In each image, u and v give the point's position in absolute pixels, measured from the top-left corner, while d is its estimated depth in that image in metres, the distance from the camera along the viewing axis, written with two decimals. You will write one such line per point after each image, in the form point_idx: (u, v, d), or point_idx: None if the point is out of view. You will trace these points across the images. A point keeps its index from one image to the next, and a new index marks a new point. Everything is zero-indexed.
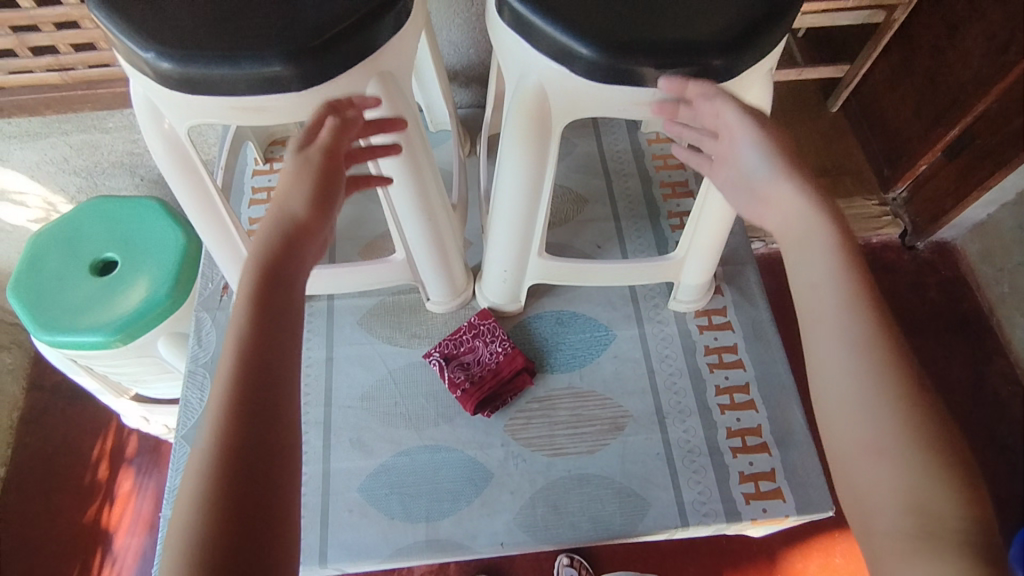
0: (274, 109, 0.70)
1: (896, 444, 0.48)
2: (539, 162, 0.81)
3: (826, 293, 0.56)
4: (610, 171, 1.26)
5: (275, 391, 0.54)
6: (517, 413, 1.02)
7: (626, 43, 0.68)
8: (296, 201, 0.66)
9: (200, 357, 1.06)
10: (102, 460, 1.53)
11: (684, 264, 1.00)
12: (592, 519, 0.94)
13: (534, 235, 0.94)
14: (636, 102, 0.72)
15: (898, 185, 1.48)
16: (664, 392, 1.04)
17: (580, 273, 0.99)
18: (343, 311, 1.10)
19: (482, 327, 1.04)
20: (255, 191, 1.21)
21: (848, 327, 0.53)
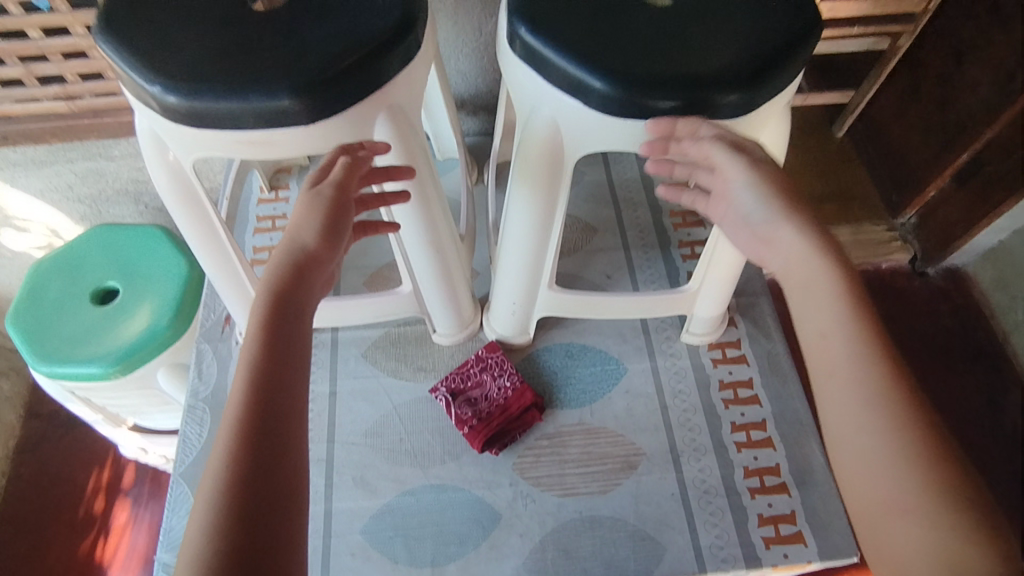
0: (282, 142, 0.68)
1: (914, 504, 0.50)
2: (551, 195, 0.79)
3: (834, 349, 0.57)
4: (620, 200, 1.24)
5: (284, 447, 0.51)
6: (525, 451, 0.98)
7: (641, 75, 0.66)
8: (308, 233, 0.63)
9: (201, 390, 1.03)
10: (97, 492, 1.49)
11: (697, 297, 0.98)
12: (605, 564, 0.90)
13: (544, 267, 0.91)
14: (652, 135, 0.70)
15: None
16: (678, 429, 1.01)
17: (591, 306, 0.97)
18: (347, 343, 1.07)
19: (489, 361, 1.01)
20: (259, 220, 1.20)
21: (856, 387, 0.54)
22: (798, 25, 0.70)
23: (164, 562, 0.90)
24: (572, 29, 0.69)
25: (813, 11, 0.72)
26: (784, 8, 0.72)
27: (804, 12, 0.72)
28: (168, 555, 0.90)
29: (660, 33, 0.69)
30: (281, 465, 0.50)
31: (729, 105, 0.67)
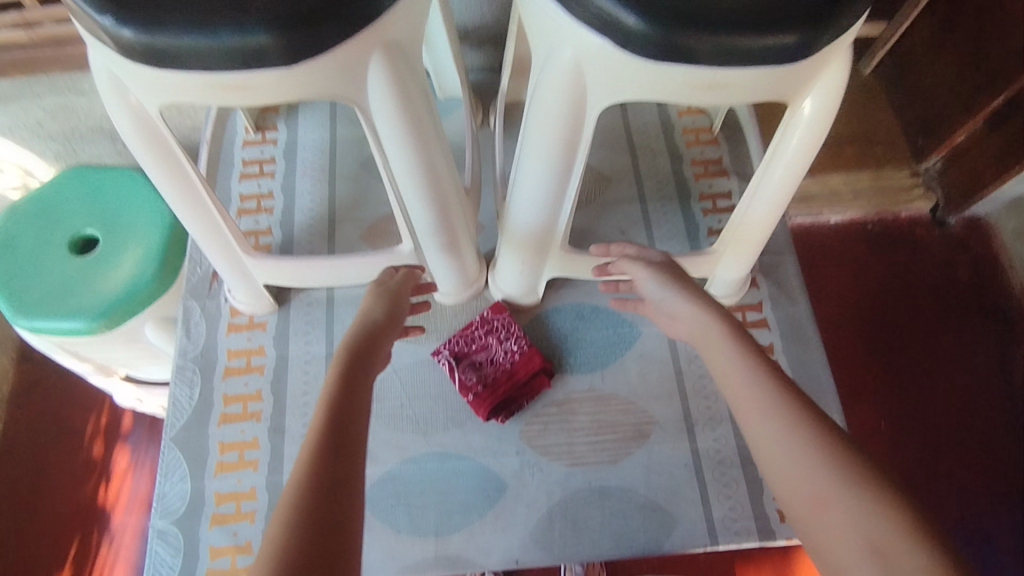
0: (260, 87, 0.58)
1: (838, 497, 0.53)
2: (570, 149, 0.70)
3: (742, 382, 0.63)
4: (637, 146, 1.14)
5: (345, 478, 0.56)
6: (533, 419, 0.94)
7: (684, 10, 0.56)
8: (378, 310, 0.74)
9: (190, 350, 0.97)
10: (95, 437, 1.40)
11: (721, 261, 0.90)
12: (614, 535, 0.88)
13: (558, 226, 0.83)
14: (692, 84, 0.60)
15: (933, 155, 1.32)
16: (693, 397, 0.96)
17: (606, 268, 0.89)
18: (343, 302, 1.00)
19: (494, 323, 0.94)
20: (246, 164, 1.10)
21: (769, 408, 0.60)
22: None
23: (159, 529, 0.87)
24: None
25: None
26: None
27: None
28: (163, 522, 0.87)
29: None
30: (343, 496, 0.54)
31: (785, 49, 0.57)
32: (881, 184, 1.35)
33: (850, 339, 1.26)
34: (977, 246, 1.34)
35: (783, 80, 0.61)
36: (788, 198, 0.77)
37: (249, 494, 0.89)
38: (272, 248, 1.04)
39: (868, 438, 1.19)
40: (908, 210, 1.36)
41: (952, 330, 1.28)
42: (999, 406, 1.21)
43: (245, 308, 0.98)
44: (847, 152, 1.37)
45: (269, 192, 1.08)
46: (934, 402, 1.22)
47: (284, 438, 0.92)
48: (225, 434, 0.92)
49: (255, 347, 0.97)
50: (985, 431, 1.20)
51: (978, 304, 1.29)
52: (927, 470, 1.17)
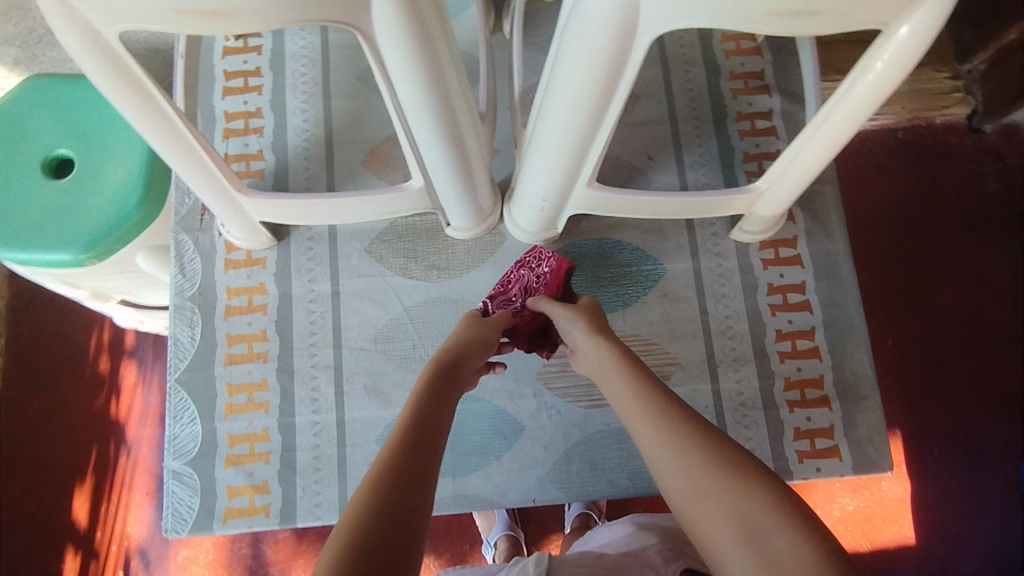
0: (242, 13, 0.48)
1: (712, 484, 0.53)
2: (609, 81, 0.59)
3: (630, 399, 0.63)
4: (669, 57, 1.01)
5: (428, 470, 0.55)
6: (551, 359, 0.90)
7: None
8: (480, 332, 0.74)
9: (186, 288, 0.91)
10: (101, 353, 1.32)
11: (761, 198, 0.82)
12: (631, 476, 0.88)
13: (586, 162, 0.74)
14: (774, 10, 0.51)
15: (978, 56, 1.29)
16: (717, 337, 0.92)
17: (634, 204, 0.82)
18: (347, 237, 0.93)
19: (530, 260, 0.84)
20: (229, 76, 0.97)
21: (649, 419, 0.60)
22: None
23: (174, 469, 0.86)
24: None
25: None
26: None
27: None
28: (177, 463, 0.87)
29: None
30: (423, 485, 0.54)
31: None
32: (920, 88, 1.31)
33: (872, 253, 1.28)
34: (1010, 156, 1.32)
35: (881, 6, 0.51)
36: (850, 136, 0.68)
37: (262, 435, 0.87)
38: (265, 174, 0.95)
39: (881, 357, 1.23)
40: (945, 116, 1.33)
41: (972, 245, 1.28)
42: (1010, 315, 1.25)
43: (241, 244, 0.91)
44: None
45: (257, 109, 0.97)
46: (947, 316, 1.25)
47: (293, 380, 0.89)
48: (231, 375, 0.89)
49: (256, 286, 0.91)
50: (994, 342, 1.24)
51: (1002, 217, 1.30)
52: (935, 378, 1.22)
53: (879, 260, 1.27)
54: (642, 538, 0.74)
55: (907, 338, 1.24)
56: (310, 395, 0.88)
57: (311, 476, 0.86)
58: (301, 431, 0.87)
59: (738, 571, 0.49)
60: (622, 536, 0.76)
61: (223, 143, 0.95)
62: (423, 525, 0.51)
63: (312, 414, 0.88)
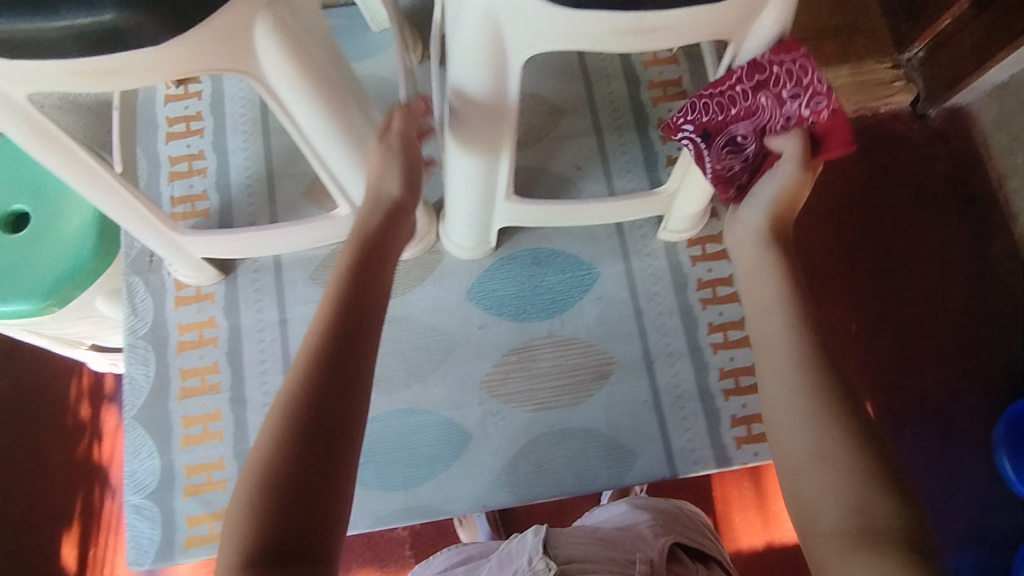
0: (132, 69, 0.51)
1: (841, 460, 0.45)
2: (494, 87, 0.62)
3: (772, 320, 0.52)
4: (590, 71, 1.06)
5: (348, 389, 0.49)
6: (494, 367, 0.94)
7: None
8: (390, 186, 0.66)
9: (139, 328, 0.95)
10: (83, 397, 1.33)
11: (675, 198, 0.88)
12: (576, 474, 0.91)
13: (499, 178, 0.79)
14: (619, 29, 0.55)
15: (915, 45, 1.24)
16: (652, 334, 0.96)
17: (553, 213, 0.86)
18: (292, 266, 0.97)
19: (767, 76, 0.60)
20: (171, 122, 1.02)
21: (789, 357, 0.49)
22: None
23: (135, 504, 0.89)
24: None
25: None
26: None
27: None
28: (138, 497, 0.90)
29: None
30: (344, 411, 0.48)
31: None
32: (862, 79, 1.25)
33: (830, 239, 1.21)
34: (958, 136, 1.25)
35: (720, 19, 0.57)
36: None
37: (218, 464, 0.90)
38: (210, 213, 0.98)
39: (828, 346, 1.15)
40: (888, 105, 1.27)
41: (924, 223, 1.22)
42: (972, 293, 1.18)
43: (189, 281, 0.95)
44: (828, 47, 1.26)
45: (199, 151, 1.01)
46: (901, 297, 1.18)
47: (246, 408, 0.92)
48: (186, 408, 0.92)
49: (205, 320, 0.95)
50: (959, 324, 1.16)
51: (958, 195, 1.23)
52: (895, 364, 1.15)
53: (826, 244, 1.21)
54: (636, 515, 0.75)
55: (868, 329, 1.17)
56: (263, 421, 0.91)
57: None
58: None
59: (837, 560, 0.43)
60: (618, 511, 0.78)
61: (168, 186, 0.99)
62: (349, 453, 0.47)
63: None
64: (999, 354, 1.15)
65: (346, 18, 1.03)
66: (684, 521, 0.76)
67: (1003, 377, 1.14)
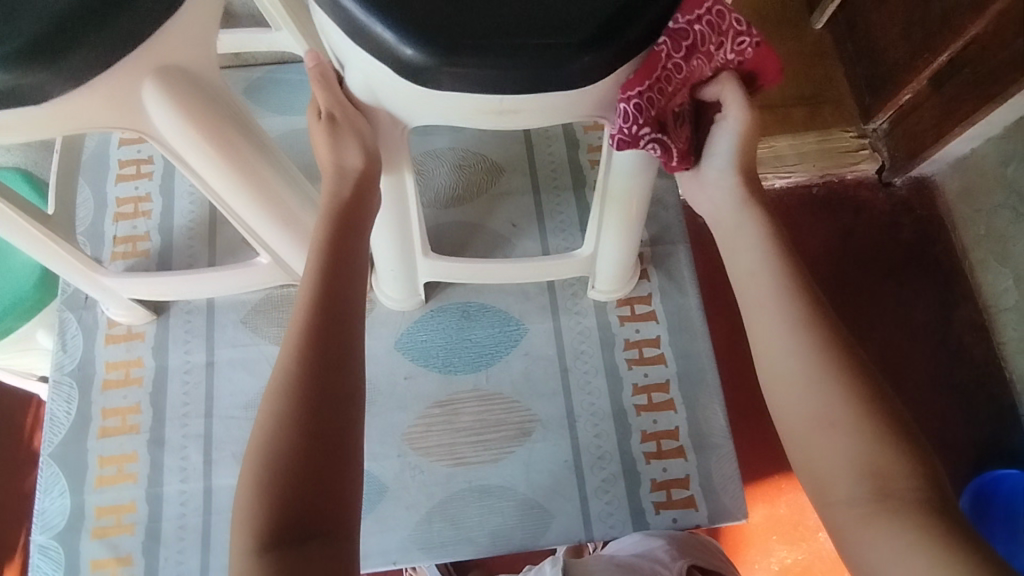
0: (20, 126, 0.55)
1: (839, 412, 0.51)
2: (383, 126, 0.64)
3: (761, 292, 0.57)
4: (532, 133, 1.10)
5: (343, 359, 0.55)
6: (416, 420, 0.94)
7: (470, 40, 0.53)
8: (352, 158, 0.64)
9: (67, 364, 0.96)
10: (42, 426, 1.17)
11: (595, 258, 0.91)
12: (491, 534, 0.90)
13: (413, 233, 0.82)
14: (486, 109, 0.58)
15: (879, 115, 1.15)
16: (576, 393, 0.96)
17: (475, 271, 0.89)
18: (224, 308, 0.98)
19: (693, 39, 0.56)
20: (122, 165, 1.05)
21: (780, 328, 0.55)
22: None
23: (41, 544, 0.88)
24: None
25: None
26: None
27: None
28: (44, 537, 0.88)
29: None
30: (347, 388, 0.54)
31: (586, 73, 0.55)
32: (827, 147, 1.17)
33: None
34: (921, 206, 1.15)
35: (588, 108, 0.60)
36: (639, 191, 0.76)
37: (129, 506, 0.89)
38: (149, 254, 1.00)
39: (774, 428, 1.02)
40: (854, 173, 1.17)
41: (888, 291, 1.11)
42: (934, 362, 1.07)
43: (122, 320, 0.96)
44: (793, 114, 1.19)
45: (146, 194, 1.04)
46: None
47: (163, 450, 0.91)
48: (104, 447, 0.92)
49: (133, 359, 0.95)
50: (914, 396, 1.05)
51: (920, 263, 1.13)
52: None
53: None
54: (650, 541, 0.79)
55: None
56: (179, 464, 0.91)
57: (174, 546, 0.87)
58: (168, 501, 0.89)
59: (850, 502, 0.49)
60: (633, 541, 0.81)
61: (113, 225, 1.02)
62: (353, 420, 0.53)
63: (179, 483, 0.90)
64: (963, 427, 1.03)
65: (299, 74, 1.08)
66: (703, 543, 0.81)
67: (963, 454, 1.02)
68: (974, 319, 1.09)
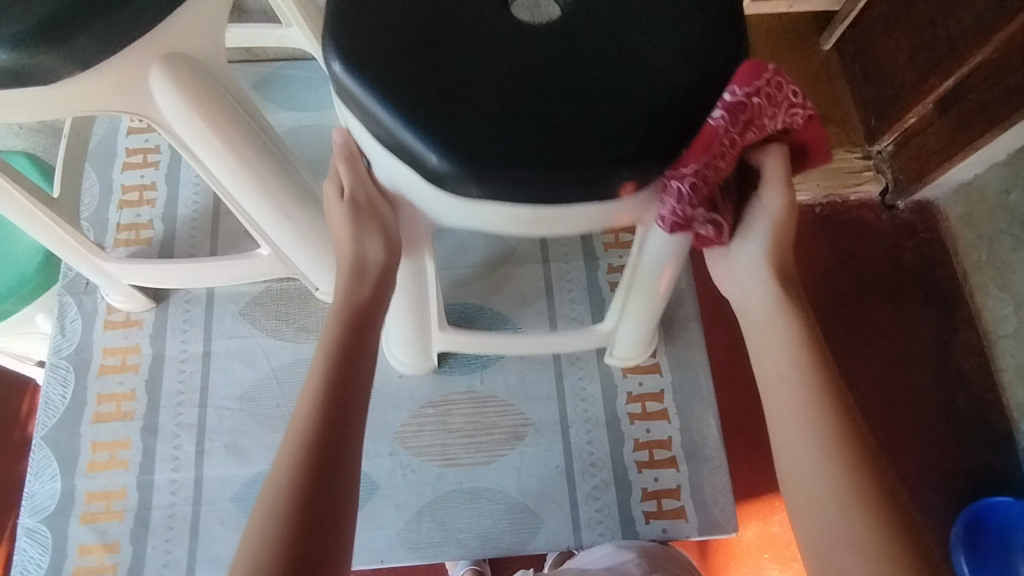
0: (28, 105, 0.55)
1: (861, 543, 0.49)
2: (409, 219, 0.63)
3: (790, 402, 0.55)
4: None
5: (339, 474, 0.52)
6: (410, 419, 0.94)
7: (500, 153, 0.51)
8: (374, 250, 0.62)
9: (64, 348, 0.96)
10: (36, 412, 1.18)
11: (614, 334, 0.89)
12: (480, 536, 0.89)
13: (430, 306, 0.80)
14: (516, 217, 0.56)
15: (884, 138, 1.15)
16: (571, 399, 0.96)
17: (492, 343, 0.86)
18: (223, 299, 0.98)
19: (749, 113, 0.53)
20: (128, 153, 1.06)
21: (810, 444, 0.53)
22: (717, 72, 0.54)
23: (29, 527, 0.88)
24: (414, 62, 0.53)
25: (738, 45, 0.55)
26: (704, 37, 0.55)
27: (731, 50, 0.55)
28: (33, 520, 0.88)
29: (534, 80, 0.52)
30: (350, 470, 0.53)
31: (618, 188, 0.53)
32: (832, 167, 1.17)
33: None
34: (924, 228, 1.16)
35: (621, 214, 0.58)
36: (665, 283, 0.74)
37: (119, 493, 0.89)
38: (151, 242, 1.01)
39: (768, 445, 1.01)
40: (858, 194, 1.18)
41: (889, 313, 1.11)
42: (930, 384, 1.07)
43: (121, 306, 0.97)
44: None
45: (152, 183, 1.04)
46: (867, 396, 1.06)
47: (156, 438, 0.91)
48: (97, 433, 0.92)
49: (130, 346, 0.96)
50: (911, 420, 1.05)
51: (920, 285, 1.12)
52: None
53: None
54: (621, 553, 0.79)
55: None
56: (171, 453, 0.91)
57: (162, 535, 0.87)
58: (158, 489, 0.89)
59: None
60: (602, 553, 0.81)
61: (117, 213, 1.03)
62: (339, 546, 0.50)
63: (170, 471, 0.90)
64: (960, 453, 1.03)
65: (308, 70, 1.09)
66: (675, 556, 0.81)
67: (958, 473, 1.02)
68: (974, 343, 1.09)
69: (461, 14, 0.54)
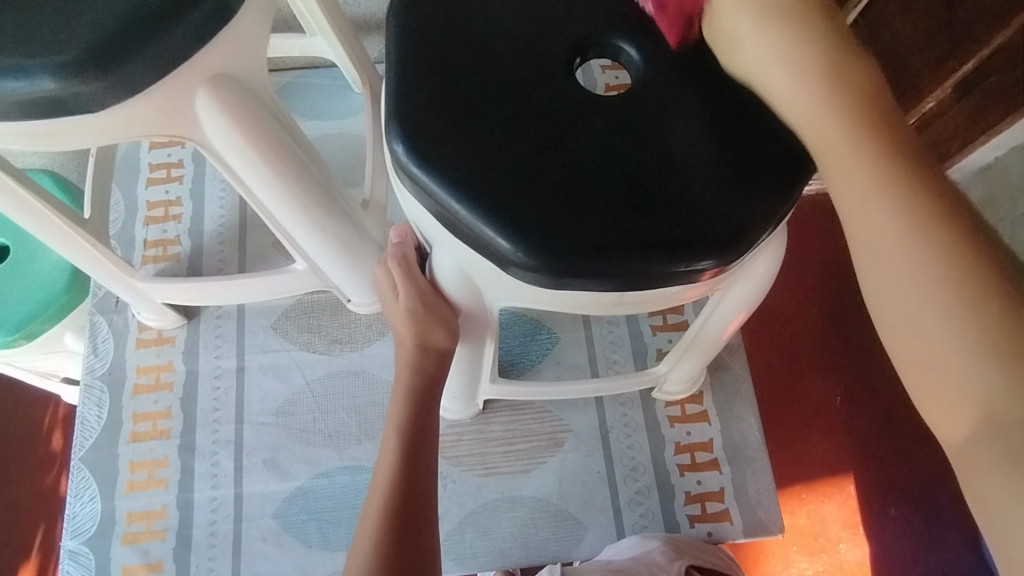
0: (71, 133, 0.54)
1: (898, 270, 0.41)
2: (470, 316, 0.61)
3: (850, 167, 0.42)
4: None
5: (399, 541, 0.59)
6: (448, 429, 0.93)
7: (581, 242, 0.47)
8: (440, 341, 0.63)
9: (98, 368, 0.96)
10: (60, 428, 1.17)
11: (667, 375, 0.86)
12: (524, 545, 0.89)
13: (482, 368, 0.77)
14: (593, 301, 0.51)
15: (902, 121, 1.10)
16: (608, 404, 0.95)
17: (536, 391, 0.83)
18: (255, 314, 0.98)
19: None
20: (152, 168, 1.05)
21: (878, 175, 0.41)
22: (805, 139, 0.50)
23: (71, 549, 0.87)
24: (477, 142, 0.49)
25: None
26: None
27: None
28: (74, 542, 0.88)
29: (609, 160, 0.49)
30: (407, 531, 0.61)
31: (707, 271, 0.49)
32: None
33: (824, 344, 1.04)
34: None
35: (698, 293, 0.53)
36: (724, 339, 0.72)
37: (160, 512, 0.89)
38: (179, 257, 1.00)
39: (787, 450, 0.98)
40: None
41: None
42: None
43: (153, 324, 0.96)
44: None
45: (177, 199, 1.03)
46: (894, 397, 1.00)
47: (194, 455, 0.91)
48: (134, 452, 0.91)
49: (164, 364, 0.95)
50: None
51: None
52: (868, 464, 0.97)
53: (811, 333, 1.05)
54: (647, 543, 0.80)
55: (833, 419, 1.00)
56: (209, 470, 0.90)
57: (205, 553, 0.87)
58: (199, 508, 0.89)
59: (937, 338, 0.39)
60: (628, 543, 0.81)
61: (143, 229, 1.02)
62: None
63: (210, 489, 0.89)
64: None
65: (330, 78, 1.07)
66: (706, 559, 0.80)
67: None
68: None
69: (529, 88, 0.51)
